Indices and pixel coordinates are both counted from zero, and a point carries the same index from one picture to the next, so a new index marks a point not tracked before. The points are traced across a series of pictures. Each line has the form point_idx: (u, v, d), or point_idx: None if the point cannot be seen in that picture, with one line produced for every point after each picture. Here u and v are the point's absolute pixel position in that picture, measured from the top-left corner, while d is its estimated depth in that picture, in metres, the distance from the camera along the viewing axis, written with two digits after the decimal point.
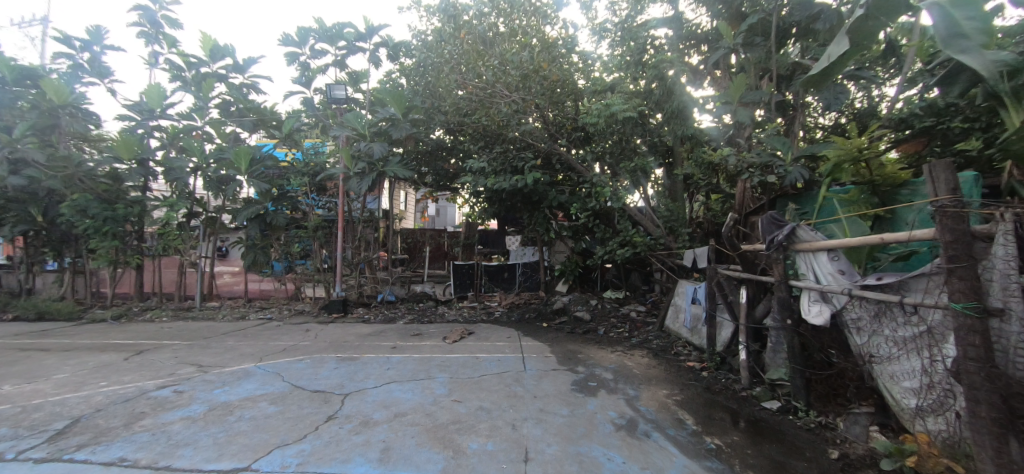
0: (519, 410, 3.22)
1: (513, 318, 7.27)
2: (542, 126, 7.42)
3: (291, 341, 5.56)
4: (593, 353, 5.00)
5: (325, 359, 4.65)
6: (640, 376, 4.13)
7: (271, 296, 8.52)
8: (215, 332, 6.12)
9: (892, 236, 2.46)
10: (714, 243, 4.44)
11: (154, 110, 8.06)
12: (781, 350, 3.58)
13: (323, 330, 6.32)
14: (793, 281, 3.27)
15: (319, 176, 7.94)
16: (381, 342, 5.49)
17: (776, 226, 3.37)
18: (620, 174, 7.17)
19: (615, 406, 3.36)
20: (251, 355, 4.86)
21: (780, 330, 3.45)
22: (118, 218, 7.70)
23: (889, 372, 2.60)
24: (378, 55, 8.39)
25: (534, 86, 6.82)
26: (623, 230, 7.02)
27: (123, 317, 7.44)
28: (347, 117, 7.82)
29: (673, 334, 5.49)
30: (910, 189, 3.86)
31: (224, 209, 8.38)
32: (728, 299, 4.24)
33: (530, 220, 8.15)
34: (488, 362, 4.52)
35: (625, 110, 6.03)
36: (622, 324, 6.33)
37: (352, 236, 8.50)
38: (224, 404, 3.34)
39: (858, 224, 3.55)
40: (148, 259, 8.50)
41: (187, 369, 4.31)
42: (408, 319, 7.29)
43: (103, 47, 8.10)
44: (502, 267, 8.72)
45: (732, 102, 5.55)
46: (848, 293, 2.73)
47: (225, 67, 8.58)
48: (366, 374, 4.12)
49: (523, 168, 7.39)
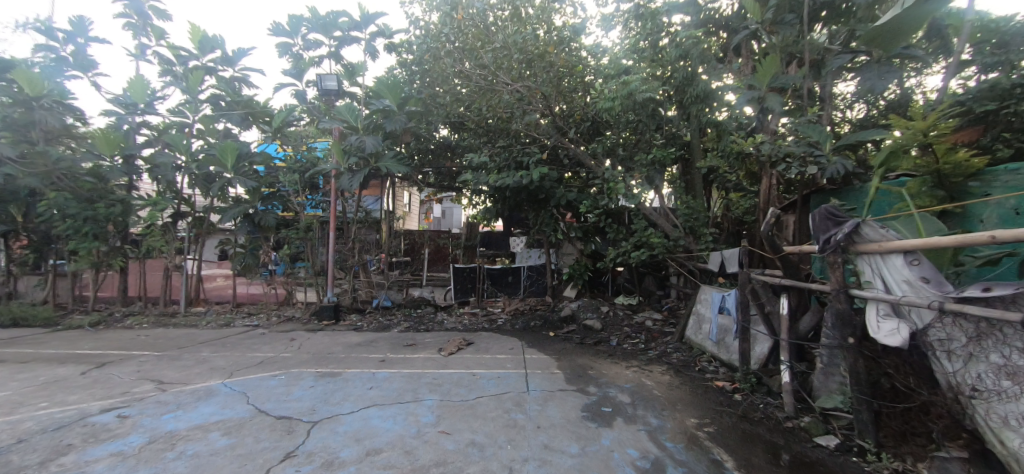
0: (518, 448, 2.64)
1: (517, 326, 6.70)
2: (549, 120, 6.86)
3: (272, 352, 5.05)
4: (606, 368, 4.40)
5: (302, 375, 4.11)
6: (662, 400, 3.53)
7: (261, 301, 8.02)
8: (193, 341, 5.63)
9: (1009, 235, 1.83)
10: (746, 244, 3.80)
11: (138, 104, 7.68)
12: (835, 374, 2.98)
13: (310, 339, 5.80)
14: (855, 290, 2.66)
15: (309, 171, 7.49)
16: (370, 354, 4.95)
17: (833, 221, 2.70)
18: (633, 168, 6.43)
19: (635, 442, 2.77)
20: (222, 369, 4.36)
21: (836, 349, 2.85)
22: (99, 219, 7.29)
23: (1002, 413, 1.99)
24: (374, 46, 7.91)
25: (539, 72, 6.24)
26: (638, 230, 6.28)
27: (101, 323, 6.99)
28: (339, 108, 7.24)
29: (695, 346, 4.88)
30: (981, 180, 3.28)
31: (212, 209, 7.93)
32: (765, 310, 3.62)
33: (536, 220, 7.59)
34: (486, 380, 3.94)
35: (643, 94, 5.41)
36: (637, 335, 5.71)
37: (345, 237, 7.96)
38: (168, 435, 2.82)
39: (933, 221, 2.75)
40: (133, 261, 8.08)
41: (145, 387, 3.81)
42: (403, 326, 6.76)
43: (87, 39, 7.82)
44: (506, 271, 8.20)
45: (760, 88, 4.95)
46: (939, 308, 2.12)
47: (214, 60, 8.21)
48: (344, 394, 3.56)
49: (528, 163, 6.87)
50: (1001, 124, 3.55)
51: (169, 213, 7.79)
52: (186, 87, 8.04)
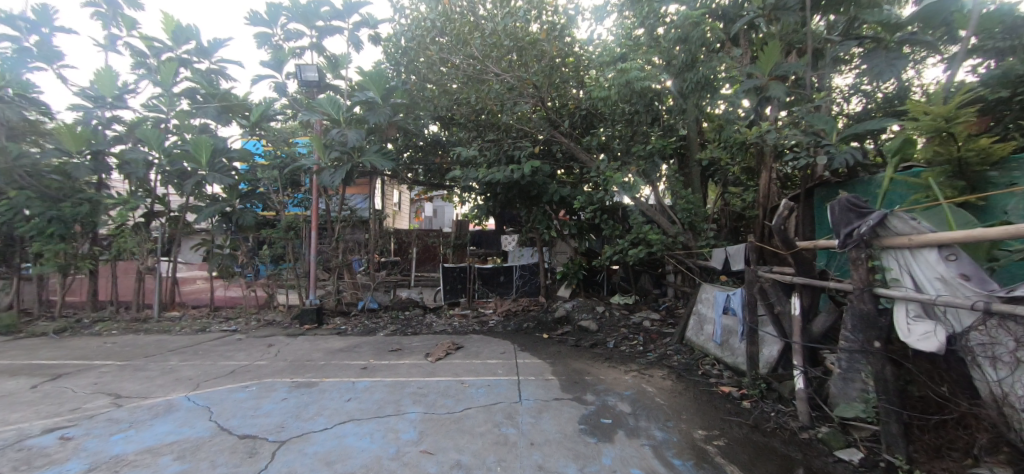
0: (510, 470, 2.36)
1: (509, 328, 6.41)
2: (541, 113, 6.55)
3: (246, 360, 4.70)
4: (603, 373, 4.12)
5: (275, 386, 3.78)
6: (665, 409, 3.25)
7: (240, 305, 7.64)
8: (162, 349, 5.25)
9: None
10: (753, 240, 3.53)
11: (107, 98, 7.26)
12: (855, 380, 2.74)
13: (289, 345, 5.45)
14: (879, 289, 2.42)
15: (289, 167, 7.11)
16: (352, 361, 4.63)
17: (855, 213, 2.46)
18: (629, 162, 6.16)
19: (639, 459, 2.50)
20: (189, 379, 4.01)
21: (857, 353, 2.61)
22: (65, 219, 6.85)
23: None
24: (358, 36, 7.56)
25: (532, 61, 5.91)
26: (635, 226, 5.94)
27: (67, 330, 6.55)
28: (320, 100, 6.83)
29: (696, 349, 4.61)
30: (1004, 169, 3.04)
31: (188, 207, 7.52)
32: (776, 310, 3.37)
33: (528, 217, 7.30)
34: (475, 389, 3.64)
35: (641, 82, 5.14)
36: (635, 336, 5.44)
37: (328, 237, 7.60)
38: (112, 461, 2.49)
39: (962, 213, 2.51)
40: (103, 263, 7.64)
41: (98, 402, 3.45)
42: (390, 329, 6.44)
43: (52, 29, 7.39)
44: (498, 270, 7.91)
45: (763, 77, 4.68)
46: (984, 310, 1.87)
47: (189, 51, 7.81)
48: (318, 408, 3.23)
49: (519, 157, 6.56)
50: (1017, 111, 3.33)
51: (142, 212, 7.38)
52: (160, 80, 7.64)
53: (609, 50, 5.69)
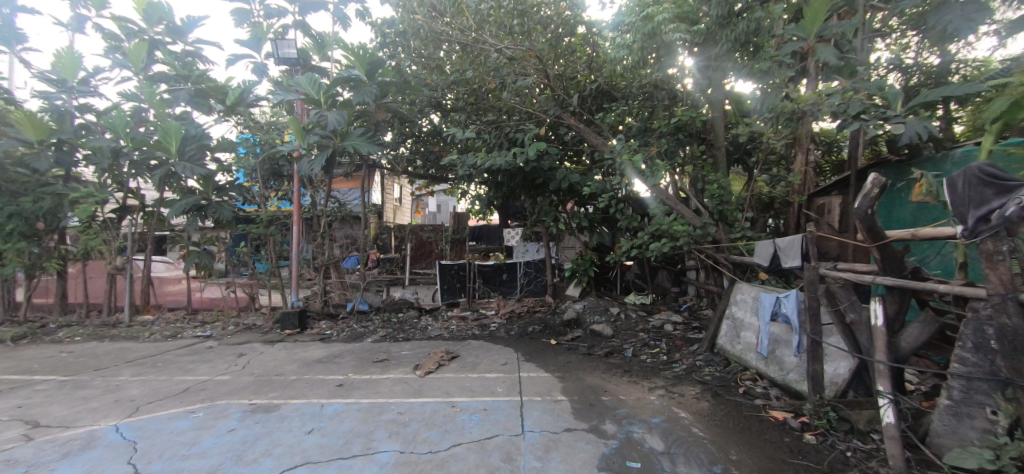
0: None
1: (513, 332, 5.72)
2: (548, 91, 5.78)
3: (207, 374, 4.06)
4: (623, 392, 3.42)
5: (228, 411, 3.13)
6: (709, 447, 2.54)
7: (220, 307, 7.06)
8: (119, 360, 4.65)
9: None
10: (812, 230, 2.79)
11: (70, 81, 6.61)
12: (974, 417, 2.02)
13: (262, 354, 4.81)
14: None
15: (266, 155, 6.42)
16: (328, 376, 3.97)
17: (994, 186, 1.74)
18: (649, 142, 5.38)
19: None
20: (129, 401, 3.38)
21: (988, 381, 1.90)
22: (26, 215, 6.25)
23: None
24: (345, 12, 6.87)
25: (536, 31, 5.16)
26: (655, 217, 5.15)
27: (27, 336, 5.97)
28: (298, 78, 6.06)
29: (733, 359, 3.89)
30: None
31: (162, 202, 6.90)
32: (846, 319, 2.65)
33: (533, 208, 6.54)
34: (468, 417, 2.95)
35: (670, 33, 4.37)
36: (656, 342, 4.73)
37: (313, 232, 6.94)
38: None
39: None
40: (73, 263, 7.08)
41: (7, 434, 2.84)
42: (379, 335, 5.77)
43: (13, 8, 6.78)
44: (500, 268, 7.28)
45: (810, 36, 3.92)
46: None
47: (162, 32, 7.17)
48: (268, 445, 2.57)
49: (522, 140, 5.82)
50: None
51: (112, 207, 6.78)
52: (131, 63, 7.01)
53: (623, 13, 4.95)
